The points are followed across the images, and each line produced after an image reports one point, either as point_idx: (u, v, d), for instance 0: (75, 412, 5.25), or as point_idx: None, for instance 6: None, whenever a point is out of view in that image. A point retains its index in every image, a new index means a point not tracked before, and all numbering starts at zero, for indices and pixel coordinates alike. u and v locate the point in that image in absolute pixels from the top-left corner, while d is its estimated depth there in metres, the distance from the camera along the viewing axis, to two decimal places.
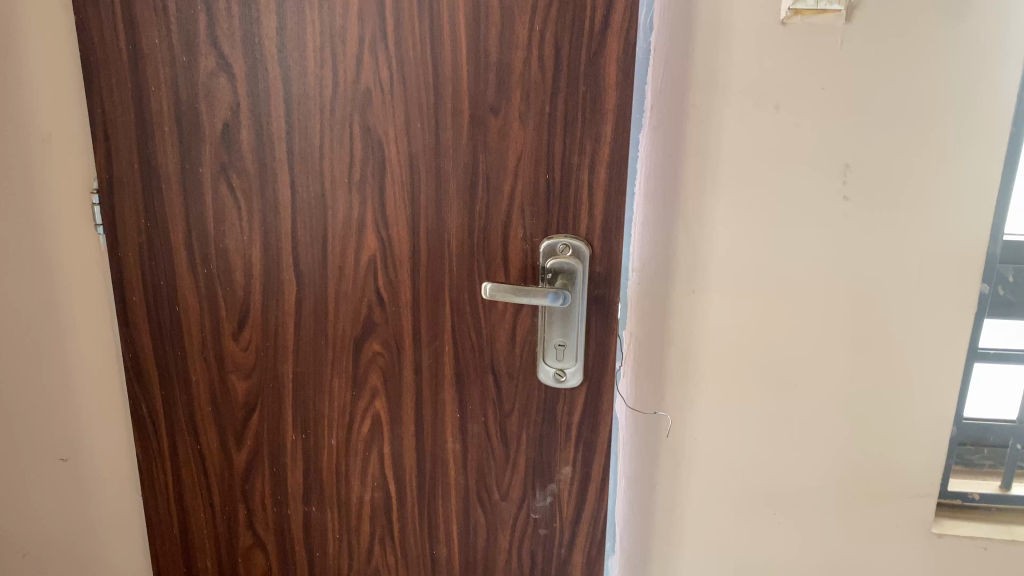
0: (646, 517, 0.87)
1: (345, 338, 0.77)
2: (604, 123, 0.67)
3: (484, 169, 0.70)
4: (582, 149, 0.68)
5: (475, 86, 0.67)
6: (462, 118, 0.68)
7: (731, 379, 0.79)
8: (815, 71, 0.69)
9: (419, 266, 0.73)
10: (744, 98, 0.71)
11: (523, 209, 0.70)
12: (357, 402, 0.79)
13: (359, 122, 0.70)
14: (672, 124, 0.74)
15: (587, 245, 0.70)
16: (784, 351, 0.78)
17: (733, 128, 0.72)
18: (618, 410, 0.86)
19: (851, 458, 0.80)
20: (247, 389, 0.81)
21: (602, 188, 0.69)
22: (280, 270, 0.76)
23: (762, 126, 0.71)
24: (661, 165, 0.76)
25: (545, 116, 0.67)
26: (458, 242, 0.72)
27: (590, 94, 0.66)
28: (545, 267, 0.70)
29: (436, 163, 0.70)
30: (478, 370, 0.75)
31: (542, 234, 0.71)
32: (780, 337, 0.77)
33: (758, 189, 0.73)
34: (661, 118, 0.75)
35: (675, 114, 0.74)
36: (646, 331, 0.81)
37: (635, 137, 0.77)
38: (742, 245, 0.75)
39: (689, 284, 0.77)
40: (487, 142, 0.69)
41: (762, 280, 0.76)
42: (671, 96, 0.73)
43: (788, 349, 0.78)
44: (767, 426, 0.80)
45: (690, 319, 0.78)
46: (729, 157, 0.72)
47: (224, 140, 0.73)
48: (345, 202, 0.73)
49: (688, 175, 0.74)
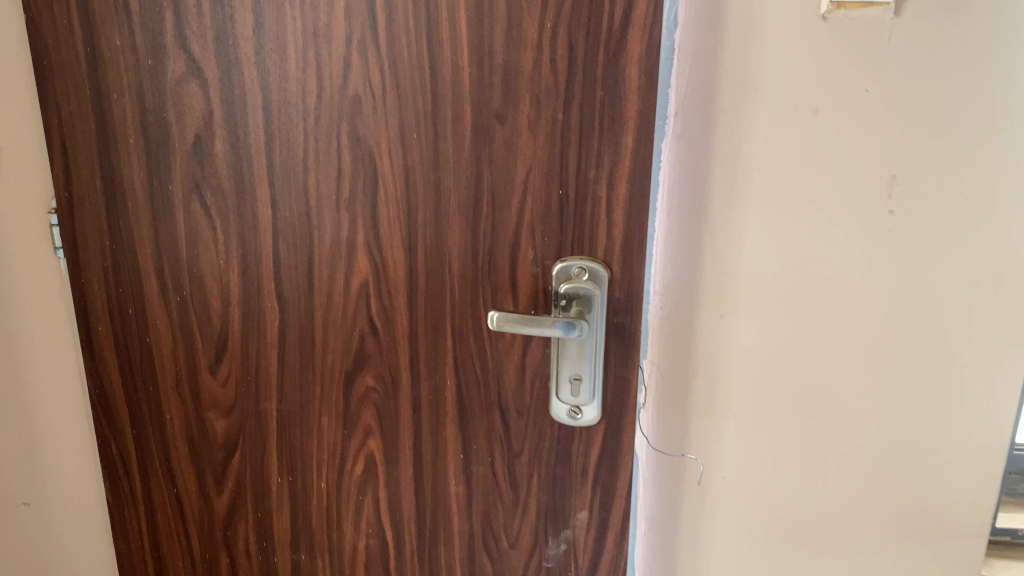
0: (667, 560, 0.79)
1: (335, 373, 0.69)
2: (624, 131, 0.59)
3: (489, 185, 0.62)
4: (600, 161, 0.60)
5: (478, 91, 0.59)
6: (464, 128, 0.61)
7: (762, 413, 0.71)
8: (859, 72, 0.61)
9: (417, 293, 0.66)
10: (780, 102, 0.63)
11: (533, 228, 0.62)
12: (348, 442, 0.71)
13: (348, 132, 0.62)
14: (701, 131, 0.65)
15: (605, 268, 0.62)
16: (822, 383, 0.69)
17: (767, 134, 0.64)
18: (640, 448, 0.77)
19: (896, 503, 0.71)
20: (226, 428, 0.73)
21: (623, 204, 0.61)
22: (261, 297, 0.68)
23: (800, 134, 0.63)
24: (686, 178, 0.67)
25: (558, 124, 0.59)
26: (460, 265, 0.64)
27: (610, 99, 0.58)
28: (558, 293, 0.63)
29: (434, 178, 0.62)
30: (484, 406, 0.68)
31: (555, 256, 0.63)
32: (818, 367, 0.69)
33: (793, 203, 0.65)
34: (689, 125, 0.66)
35: (704, 120, 0.65)
36: (670, 360, 0.72)
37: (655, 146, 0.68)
38: (776, 266, 0.67)
39: (717, 308, 0.69)
40: (492, 154, 0.61)
41: (798, 305, 0.68)
42: (699, 99, 0.65)
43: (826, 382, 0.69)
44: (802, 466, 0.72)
45: (718, 347, 0.70)
46: (763, 168, 0.65)
47: (197, 153, 0.65)
48: (332, 222, 0.65)
49: (717, 189, 0.66)
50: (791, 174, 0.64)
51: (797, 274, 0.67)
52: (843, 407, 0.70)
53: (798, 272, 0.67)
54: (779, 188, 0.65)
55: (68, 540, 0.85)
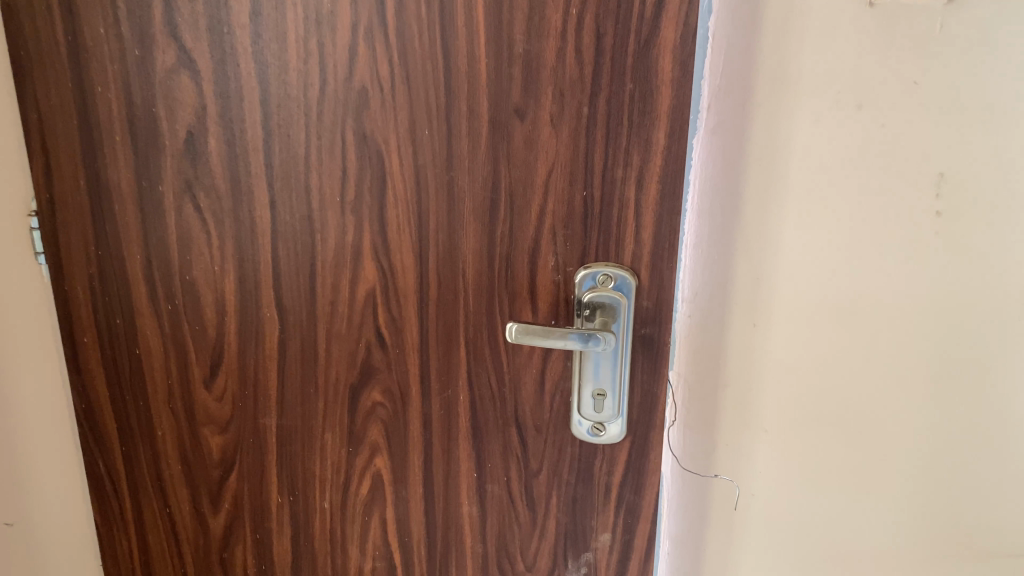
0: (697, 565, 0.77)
1: (339, 387, 0.64)
2: (656, 128, 0.54)
3: (507, 186, 0.57)
4: (628, 160, 0.55)
5: (496, 84, 0.55)
6: (480, 124, 0.56)
7: (795, 428, 0.67)
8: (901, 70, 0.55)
9: (429, 301, 0.61)
10: (821, 96, 0.58)
11: (555, 233, 0.58)
12: (353, 460, 0.67)
13: (354, 128, 0.57)
14: (734, 128, 0.62)
15: (633, 275, 0.58)
16: (860, 405, 0.63)
17: (807, 131, 0.59)
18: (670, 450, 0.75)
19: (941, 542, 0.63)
20: (222, 445, 0.68)
21: (652, 207, 0.56)
22: (259, 306, 0.63)
23: (840, 132, 0.58)
24: (720, 177, 0.64)
25: (583, 120, 0.55)
26: (475, 272, 0.60)
27: (640, 93, 0.54)
28: (582, 302, 0.59)
29: (447, 178, 0.58)
30: (499, 422, 0.63)
31: (578, 262, 0.58)
32: (856, 386, 0.63)
33: (833, 206, 0.60)
34: (722, 122, 0.63)
35: (737, 117, 0.62)
36: (700, 366, 0.70)
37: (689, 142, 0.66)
38: (812, 274, 0.62)
39: (750, 316, 0.66)
40: (511, 153, 0.56)
41: (836, 317, 0.62)
42: (733, 95, 0.62)
43: (864, 403, 0.63)
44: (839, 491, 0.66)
45: (750, 355, 0.67)
46: (800, 168, 0.60)
47: (189, 151, 0.60)
48: (336, 226, 0.60)
49: (750, 189, 0.63)
50: (829, 175, 0.59)
51: (835, 284, 0.62)
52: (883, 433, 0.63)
53: (836, 281, 0.61)
54: (817, 190, 0.60)
55: (62, 558, 0.80)
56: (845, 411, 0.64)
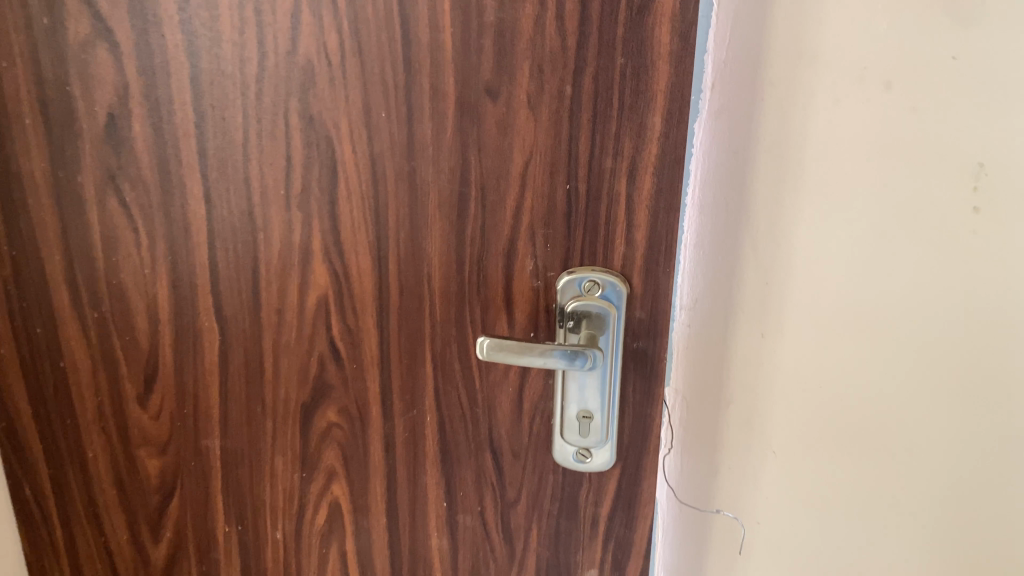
0: None
1: (289, 405, 0.57)
2: (651, 111, 0.46)
3: (478, 177, 0.49)
4: (618, 149, 0.47)
5: (463, 60, 0.47)
6: (446, 105, 0.48)
7: (806, 451, 0.58)
8: (931, 45, 0.46)
9: (389, 311, 0.53)
10: (844, 72, 0.49)
11: (533, 233, 0.50)
12: (307, 487, 0.59)
13: (299, 109, 0.49)
14: (741, 109, 0.54)
15: (623, 282, 0.50)
16: (872, 425, 0.55)
17: (828, 113, 0.50)
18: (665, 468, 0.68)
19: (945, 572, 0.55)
20: (161, 469, 0.60)
21: (646, 203, 0.48)
22: (196, 314, 0.55)
23: (863, 112, 0.49)
24: (725, 165, 0.56)
25: (566, 101, 0.47)
26: (442, 277, 0.52)
27: (633, 69, 0.45)
28: (565, 312, 0.51)
29: (408, 169, 0.50)
30: (471, 447, 0.56)
31: (561, 266, 0.51)
32: (870, 405, 0.54)
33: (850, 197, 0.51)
34: (727, 103, 0.55)
35: (745, 95, 0.54)
36: (702, 377, 0.62)
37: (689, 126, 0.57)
38: (827, 276, 0.53)
39: (756, 322, 0.57)
40: (482, 139, 0.48)
41: (852, 326, 0.53)
42: (741, 71, 0.54)
43: (877, 424, 0.54)
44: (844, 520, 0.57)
45: (756, 372, 0.58)
46: (814, 154, 0.51)
47: (111, 136, 0.52)
48: (282, 223, 0.52)
49: (760, 178, 0.54)
50: (848, 164, 0.50)
51: (851, 286, 0.53)
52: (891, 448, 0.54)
53: (854, 284, 0.52)
54: (833, 180, 0.51)
55: None
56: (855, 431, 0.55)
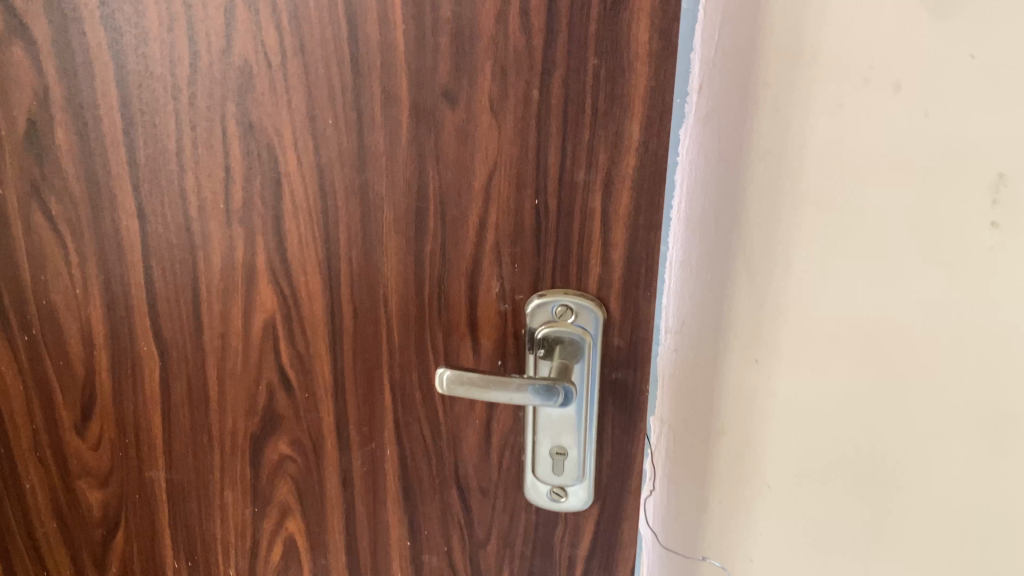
0: None
1: (237, 437, 0.52)
2: (628, 117, 0.41)
3: (436, 190, 0.44)
4: (592, 160, 0.42)
5: (418, 60, 0.41)
6: (399, 111, 0.42)
7: (804, 480, 0.53)
8: (937, 47, 0.40)
9: (343, 336, 0.48)
10: (844, 73, 0.44)
11: (499, 252, 0.45)
12: (260, 523, 0.54)
13: (236, 115, 0.44)
14: (733, 114, 0.49)
15: (600, 307, 0.45)
16: (885, 463, 0.49)
17: (827, 119, 0.45)
18: (653, 507, 0.62)
19: None
20: (103, 502, 0.56)
21: (624, 220, 0.43)
22: (133, 337, 0.51)
23: (866, 119, 0.44)
24: (715, 174, 0.51)
25: (532, 106, 0.41)
26: (399, 299, 0.47)
27: (608, 70, 0.40)
28: (535, 339, 0.46)
29: (360, 181, 0.44)
30: (435, 482, 0.51)
31: (530, 289, 0.45)
32: (876, 441, 0.49)
33: (849, 209, 0.46)
34: (717, 107, 0.50)
35: (738, 99, 0.48)
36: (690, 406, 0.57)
37: (676, 133, 0.52)
38: (827, 299, 0.48)
39: (749, 346, 0.52)
40: (439, 148, 0.43)
41: (856, 356, 0.48)
42: (734, 72, 0.48)
43: (885, 462, 0.49)
44: (856, 566, 0.52)
45: (750, 398, 0.53)
46: (812, 164, 0.46)
47: (32, 144, 0.47)
48: (223, 240, 0.47)
49: (754, 189, 0.49)
50: (848, 175, 0.45)
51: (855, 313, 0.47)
52: (892, 476, 0.49)
53: (857, 310, 0.47)
54: (833, 194, 0.46)
55: None
56: (864, 470, 0.50)
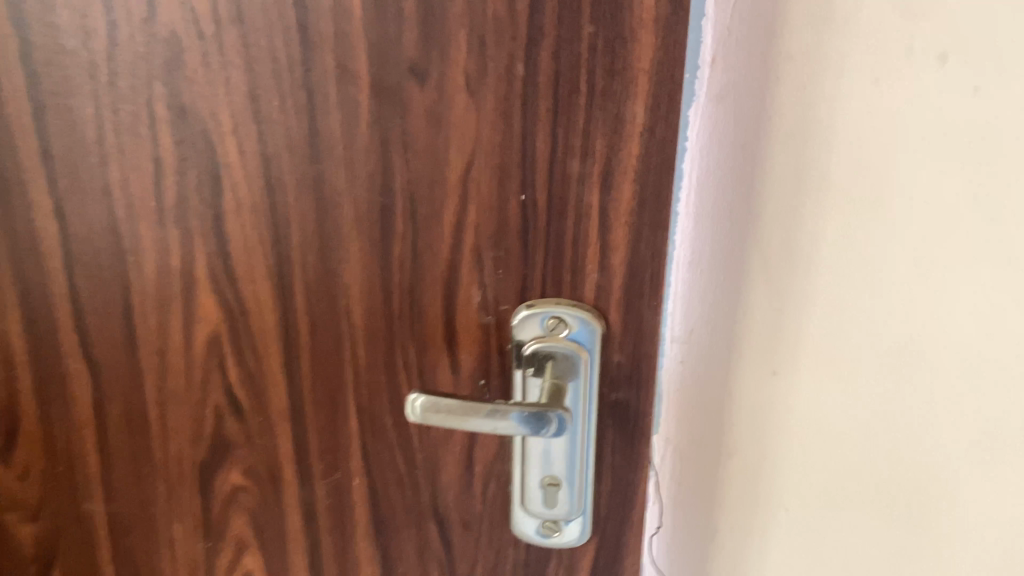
0: None
1: (184, 466, 0.45)
2: (631, 96, 0.34)
3: (404, 185, 0.37)
4: (588, 147, 0.35)
5: (378, 30, 0.34)
6: (357, 90, 0.36)
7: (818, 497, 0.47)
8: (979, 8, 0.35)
9: (300, 353, 0.42)
10: (883, 41, 0.37)
11: (480, 257, 0.38)
12: (214, 559, 0.48)
13: (165, 97, 0.37)
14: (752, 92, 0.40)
15: (597, 319, 0.39)
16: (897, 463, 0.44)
17: (863, 96, 0.38)
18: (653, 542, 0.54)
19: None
20: (36, 536, 0.50)
21: (626, 218, 0.37)
22: (59, 355, 0.44)
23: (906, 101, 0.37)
24: (730, 164, 0.42)
25: (516, 84, 0.35)
26: (364, 311, 0.40)
27: (606, 40, 0.33)
28: (523, 357, 0.39)
29: (314, 173, 0.38)
30: (411, 515, 0.44)
31: (517, 298, 0.39)
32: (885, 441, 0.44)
33: (879, 197, 0.39)
34: (735, 83, 0.41)
35: (756, 74, 0.40)
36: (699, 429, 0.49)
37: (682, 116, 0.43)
38: (860, 308, 0.42)
39: (768, 362, 0.45)
40: (406, 135, 0.36)
41: (891, 370, 0.42)
42: (752, 41, 0.40)
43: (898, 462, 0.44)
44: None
45: (769, 417, 0.46)
46: (844, 154, 0.39)
47: None
48: (157, 243, 0.40)
49: (777, 182, 0.41)
50: (884, 165, 0.39)
51: (892, 322, 0.41)
52: (902, 474, 0.44)
53: (890, 312, 0.41)
54: (869, 188, 0.39)
55: None
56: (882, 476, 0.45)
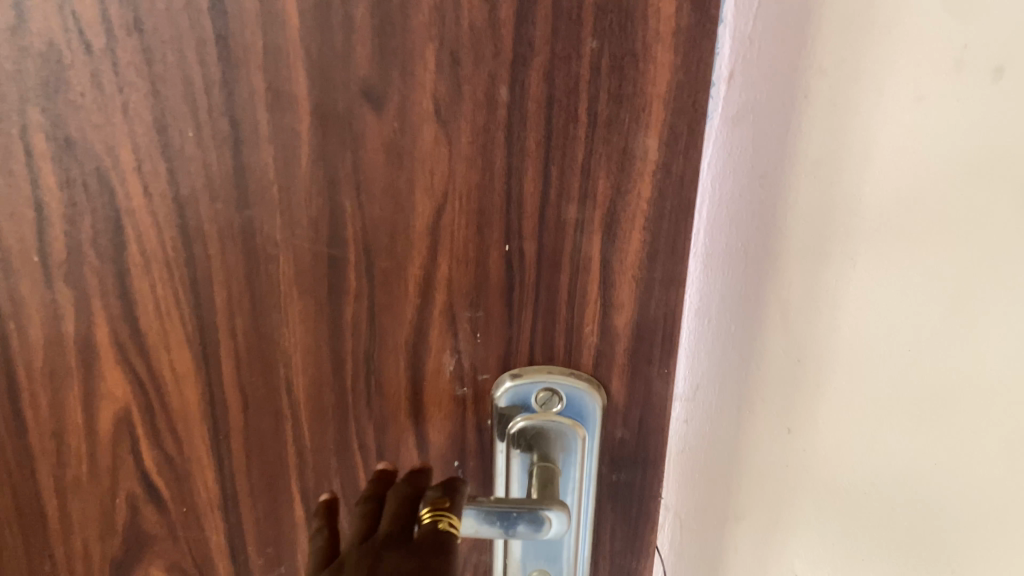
0: None
1: (92, 563, 0.38)
2: (643, 126, 0.27)
3: (357, 234, 0.30)
4: (589, 188, 0.28)
5: (322, 43, 0.27)
6: (296, 118, 0.28)
7: None
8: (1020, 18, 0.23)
9: (232, 433, 0.34)
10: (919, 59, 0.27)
11: (452, 319, 0.31)
12: None
13: (45, 127, 0.29)
14: (777, 110, 0.33)
15: (596, 392, 0.32)
16: None
17: (893, 125, 0.28)
18: None
19: None
20: None
21: (633, 273, 0.30)
22: None
23: (950, 131, 0.26)
24: (750, 193, 0.35)
25: (498, 111, 0.27)
26: (309, 384, 0.33)
27: (613, 57, 0.26)
28: (507, 436, 0.33)
29: (242, 221, 0.30)
30: None
31: (498, 366, 0.32)
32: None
33: (895, 261, 0.29)
34: (757, 100, 0.34)
35: (783, 88, 0.33)
36: (704, 501, 0.41)
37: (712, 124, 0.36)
38: (896, 409, 0.30)
39: (784, 440, 0.36)
40: (359, 174, 0.29)
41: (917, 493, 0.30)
42: (779, 50, 0.32)
43: None
44: None
45: (764, 501, 0.38)
46: (879, 201, 0.29)
47: None
48: (44, 307, 0.32)
49: (801, 222, 0.33)
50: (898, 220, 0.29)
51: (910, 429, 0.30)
52: None
53: (933, 415, 0.29)
54: (881, 246, 0.30)
55: None
56: None
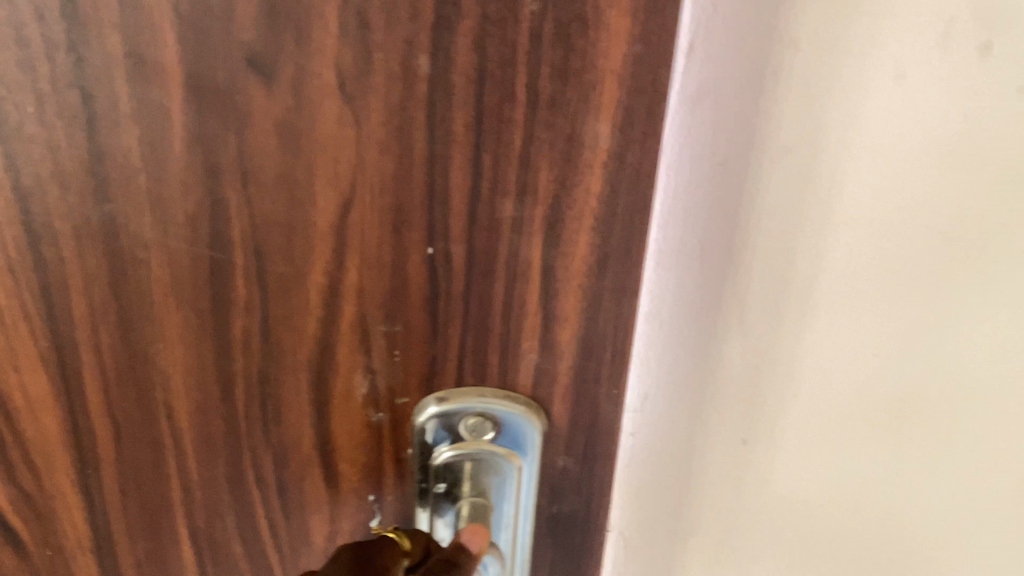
0: None
1: None
2: (593, 108, 0.23)
3: (245, 234, 0.25)
4: (527, 180, 0.24)
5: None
6: (164, 92, 0.22)
7: None
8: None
9: (102, 467, 0.29)
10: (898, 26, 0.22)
11: (363, 334, 0.26)
12: None
13: None
14: (741, 94, 0.24)
15: (535, 418, 0.27)
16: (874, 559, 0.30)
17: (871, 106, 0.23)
18: None
19: None
20: None
21: (579, 281, 0.25)
22: None
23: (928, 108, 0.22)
24: (701, 203, 0.26)
25: (417, 86, 0.22)
26: (193, 409, 0.28)
27: (558, 22, 0.22)
28: (431, 467, 0.28)
29: (102, 218, 0.24)
30: None
31: (420, 389, 0.27)
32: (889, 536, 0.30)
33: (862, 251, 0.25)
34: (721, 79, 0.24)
35: (747, 67, 0.23)
36: None
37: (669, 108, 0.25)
38: (866, 422, 0.27)
39: (729, 480, 0.30)
40: (246, 161, 0.23)
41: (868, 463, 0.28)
42: (748, 13, 0.23)
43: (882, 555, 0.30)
44: None
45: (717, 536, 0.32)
46: (854, 196, 0.24)
47: None
48: None
49: (759, 237, 0.25)
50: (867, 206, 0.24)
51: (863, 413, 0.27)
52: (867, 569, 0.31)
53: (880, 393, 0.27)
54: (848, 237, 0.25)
55: None
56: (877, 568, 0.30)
